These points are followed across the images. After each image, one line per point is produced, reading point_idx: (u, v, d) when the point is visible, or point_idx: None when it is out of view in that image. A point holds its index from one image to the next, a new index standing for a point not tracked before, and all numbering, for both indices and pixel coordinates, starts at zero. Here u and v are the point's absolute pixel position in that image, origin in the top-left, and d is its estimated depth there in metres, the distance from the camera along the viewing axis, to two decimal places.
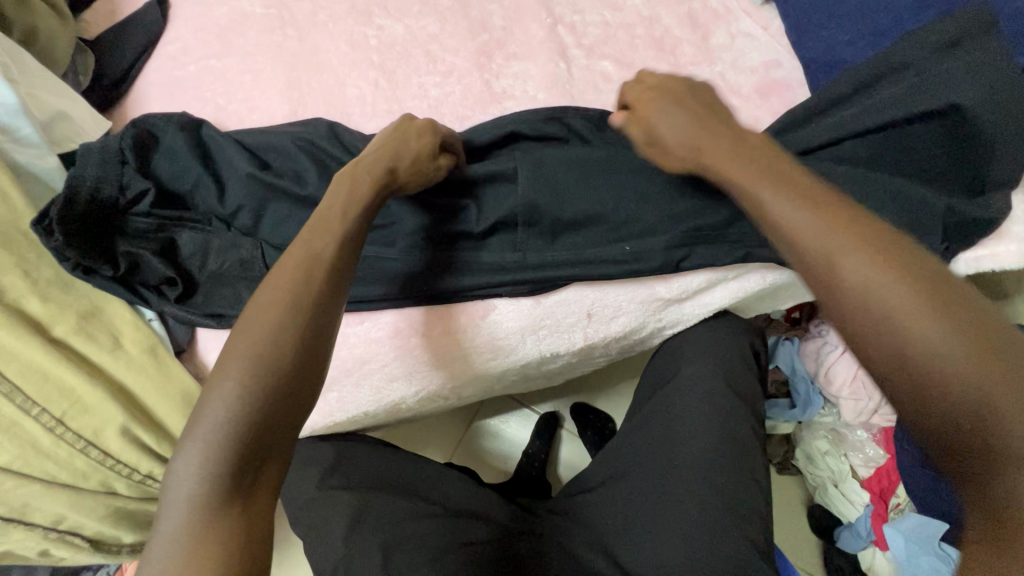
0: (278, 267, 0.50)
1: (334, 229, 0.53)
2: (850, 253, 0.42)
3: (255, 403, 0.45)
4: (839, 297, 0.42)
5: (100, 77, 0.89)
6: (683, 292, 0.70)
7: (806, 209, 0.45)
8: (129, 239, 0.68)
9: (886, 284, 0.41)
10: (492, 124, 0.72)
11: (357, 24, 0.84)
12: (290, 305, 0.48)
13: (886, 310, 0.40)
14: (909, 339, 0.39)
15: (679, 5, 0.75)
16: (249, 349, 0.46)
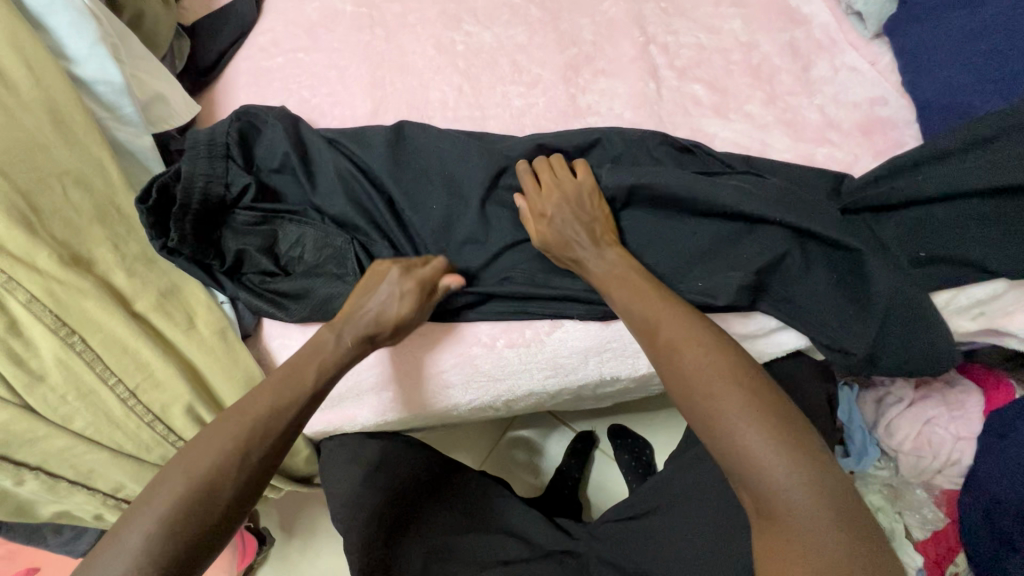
0: (241, 405, 0.56)
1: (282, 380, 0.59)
2: (726, 404, 0.49)
3: (183, 530, 0.49)
4: (724, 449, 0.49)
5: (194, 63, 0.92)
6: (766, 330, 0.65)
7: (658, 301, 0.58)
8: (237, 233, 0.72)
9: (758, 441, 0.47)
10: (585, 134, 0.70)
11: (445, 29, 0.84)
12: (240, 440, 0.54)
13: (720, 405, 0.49)
14: (766, 483, 0.46)
15: (780, 33, 0.72)
16: (187, 479, 0.51)
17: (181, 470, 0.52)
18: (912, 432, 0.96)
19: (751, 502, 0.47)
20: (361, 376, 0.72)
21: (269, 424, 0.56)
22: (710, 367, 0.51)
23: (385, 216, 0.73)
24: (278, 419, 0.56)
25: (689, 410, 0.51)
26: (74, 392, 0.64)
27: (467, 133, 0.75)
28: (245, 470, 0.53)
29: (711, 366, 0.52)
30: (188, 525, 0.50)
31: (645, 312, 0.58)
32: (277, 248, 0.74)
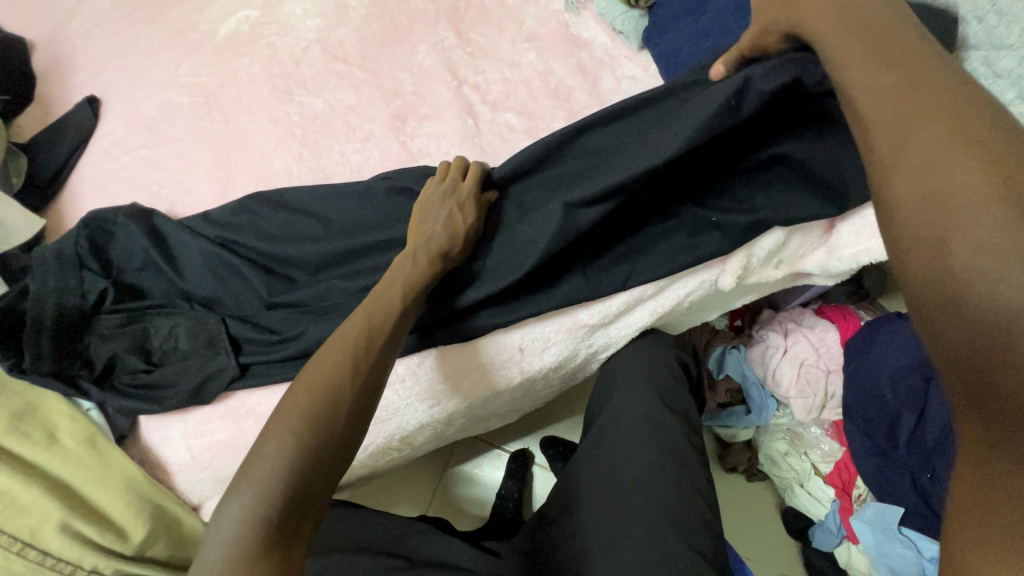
0: (337, 336, 0.57)
1: (393, 304, 0.60)
2: (968, 225, 0.35)
3: (308, 448, 0.50)
4: (912, 228, 0.37)
5: (33, 177, 0.91)
6: (605, 316, 0.73)
7: (885, 73, 0.43)
8: (104, 339, 0.73)
9: (988, 216, 0.34)
10: (421, 173, 0.75)
11: (279, 103, 0.89)
12: (347, 363, 0.55)
13: (933, 190, 0.37)
14: (971, 298, 0.33)
15: (570, 57, 0.82)
16: (303, 407, 0.52)
17: (303, 397, 0.53)
18: (794, 376, 1.06)
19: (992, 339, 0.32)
20: None
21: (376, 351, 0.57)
22: (914, 126, 0.39)
23: (246, 291, 0.76)
24: (376, 346, 0.57)
25: (899, 208, 0.39)
26: None
27: (313, 188, 0.79)
28: (353, 390, 0.54)
29: (933, 118, 0.39)
30: (316, 448, 0.51)
31: (843, 86, 0.45)
32: (145, 343, 0.74)
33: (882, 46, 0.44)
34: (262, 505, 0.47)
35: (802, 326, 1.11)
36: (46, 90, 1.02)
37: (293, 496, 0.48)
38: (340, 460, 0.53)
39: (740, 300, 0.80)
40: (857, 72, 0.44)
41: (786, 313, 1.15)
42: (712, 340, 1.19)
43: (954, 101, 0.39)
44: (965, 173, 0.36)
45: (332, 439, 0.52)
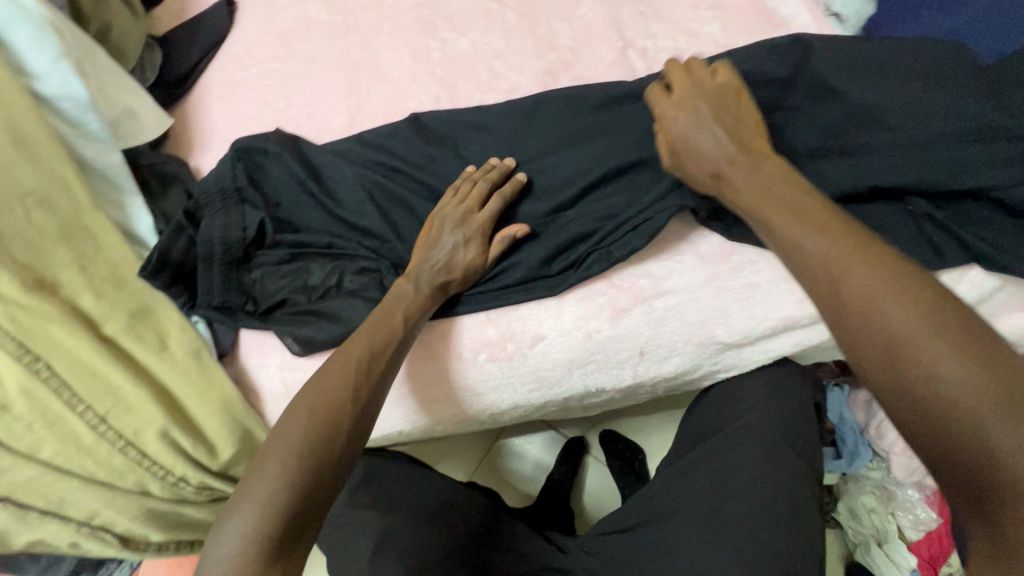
0: (344, 350, 0.59)
1: (371, 333, 0.61)
2: (930, 354, 0.40)
3: (308, 469, 0.52)
4: (878, 353, 0.43)
5: (165, 75, 0.90)
6: (745, 337, 0.65)
7: (808, 193, 0.52)
8: (268, 274, 0.72)
9: (957, 372, 0.39)
10: (587, 133, 0.71)
11: (421, 37, 0.83)
12: (350, 389, 0.57)
13: (885, 325, 0.43)
14: (952, 423, 0.38)
15: (760, 35, 0.71)
16: (307, 424, 0.55)
17: (304, 418, 0.55)
18: (902, 431, 0.97)
19: (960, 461, 0.38)
20: None
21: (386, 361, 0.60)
22: (835, 252, 0.47)
23: (380, 226, 0.72)
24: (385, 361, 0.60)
25: (862, 342, 0.43)
26: (41, 420, 0.62)
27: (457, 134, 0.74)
28: (351, 413, 0.56)
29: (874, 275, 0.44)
30: (316, 468, 0.53)
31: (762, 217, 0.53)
32: (306, 275, 0.72)
33: (782, 187, 0.53)
34: (261, 524, 0.50)
35: None
36: None
37: (288, 516, 0.51)
38: (339, 479, 0.55)
39: None
40: (747, 178, 0.55)
41: None
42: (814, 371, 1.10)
43: (920, 293, 0.43)
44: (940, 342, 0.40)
45: (332, 463, 0.54)
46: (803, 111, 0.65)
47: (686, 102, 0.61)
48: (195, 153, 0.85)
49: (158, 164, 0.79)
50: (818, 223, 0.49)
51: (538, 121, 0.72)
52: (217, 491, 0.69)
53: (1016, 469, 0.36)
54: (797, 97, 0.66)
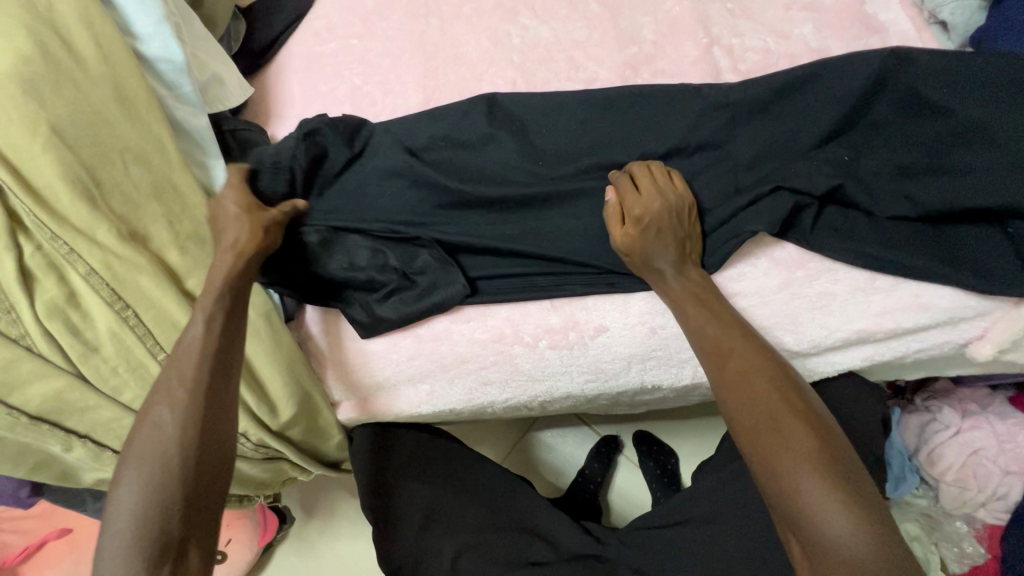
0: (163, 371, 0.57)
1: (195, 326, 0.59)
2: (794, 453, 0.50)
3: (165, 474, 0.51)
4: (753, 434, 0.53)
5: (248, 45, 0.92)
6: (815, 346, 0.64)
7: (716, 325, 0.59)
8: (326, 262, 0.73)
9: (822, 496, 0.47)
10: (665, 125, 0.69)
11: (502, 22, 0.83)
12: (181, 388, 0.55)
13: (755, 408, 0.54)
14: (812, 521, 0.47)
15: (853, 41, 0.69)
16: (145, 445, 0.53)
17: (146, 434, 0.53)
18: (958, 462, 0.93)
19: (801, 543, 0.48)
20: (416, 364, 0.73)
21: (214, 382, 0.57)
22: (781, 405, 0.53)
23: (435, 210, 0.72)
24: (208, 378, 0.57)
25: (739, 416, 0.54)
26: (125, 364, 0.65)
27: (525, 106, 0.73)
28: (192, 409, 0.55)
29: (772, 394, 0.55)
30: (174, 470, 0.52)
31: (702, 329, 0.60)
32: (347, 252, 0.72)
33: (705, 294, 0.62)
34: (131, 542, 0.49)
35: (987, 412, 0.96)
36: None
37: (163, 527, 0.50)
38: (205, 471, 0.54)
39: (963, 369, 0.68)
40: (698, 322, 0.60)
41: (967, 390, 0.99)
42: None
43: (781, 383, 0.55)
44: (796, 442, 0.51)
45: (186, 461, 0.53)
46: (895, 123, 0.64)
47: (635, 219, 0.62)
48: (272, 123, 0.88)
49: (239, 130, 0.81)
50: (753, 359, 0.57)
51: (610, 111, 0.71)
52: (272, 449, 0.73)
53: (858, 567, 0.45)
54: (881, 109, 0.64)
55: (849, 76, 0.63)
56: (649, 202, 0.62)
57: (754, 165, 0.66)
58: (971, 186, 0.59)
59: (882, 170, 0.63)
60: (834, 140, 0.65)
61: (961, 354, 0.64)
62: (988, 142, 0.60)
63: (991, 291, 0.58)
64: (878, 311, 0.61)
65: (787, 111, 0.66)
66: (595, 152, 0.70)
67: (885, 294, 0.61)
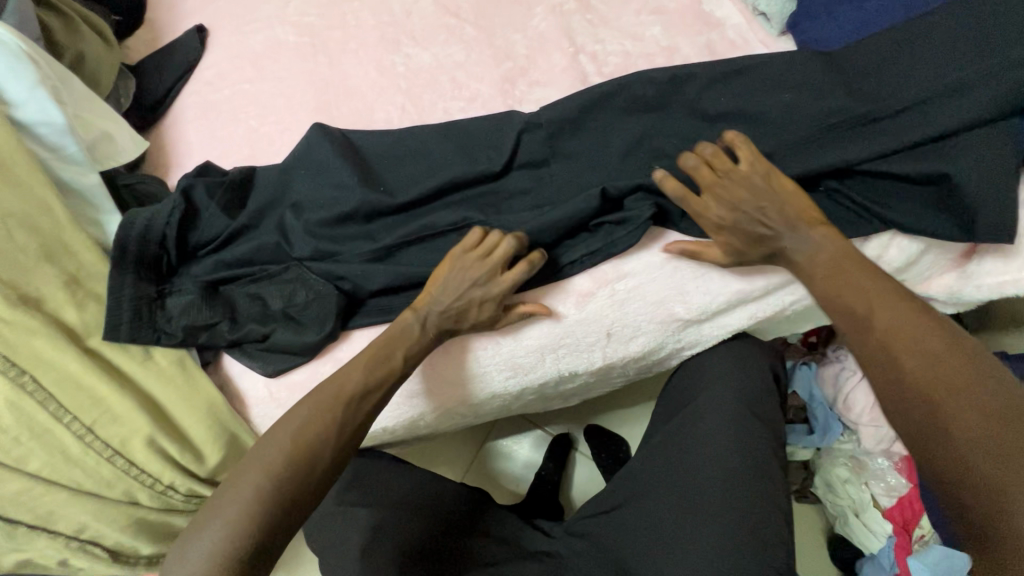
0: (314, 394, 0.63)
1: (361, 362, 0.65)
2: (926, 360, 0.51)
3: (274, 491, 0.57)
4: (891, 353, 0.53)
5: (140, 100, 0.93)
6: (702, 312, 0.70)
7: (832, 255, 0.59)
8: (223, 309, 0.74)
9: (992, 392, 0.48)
10: (530, 133, 0.73)
11: (386, 52, 0.87)
12: (334, 420, 0.62)
13: (886, 329, 0.54)
14: (950, 416, 0.48)
15: (697, 35, 0.77)
16: (276, 460, 0.58)
17: (277, 448, 0.59)
18: (870, 403, 1.01)
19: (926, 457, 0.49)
20: None
21: (347, 417, 0.63)
22: (894, 318, 0.54)
23: (324, 244, 0.75)
24: (375, 398, 0.64)
25: (866, 337, 0.55)
26: (27, 432, 0.64)
27: (406, 133, 0.78)
28: (328, 438, 0.61)
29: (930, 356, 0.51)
30: (280, 487, 0.57)
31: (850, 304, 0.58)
32: (241, 297, 0.75)
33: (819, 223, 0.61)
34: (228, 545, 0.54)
35: None
36: (156, 15, 1.03)
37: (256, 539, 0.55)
38: (306, 492, 0.59)
39: None
40: (807, 256, 0.60)
41: None
42: (784, 351, 1.15)
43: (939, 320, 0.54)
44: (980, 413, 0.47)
45: (295, 484, 0.58)
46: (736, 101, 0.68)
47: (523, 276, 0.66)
48: (172, 174, 0.89)
49: (136, 185, 0.81)
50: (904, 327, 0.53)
51: (484, 128, 0.76)
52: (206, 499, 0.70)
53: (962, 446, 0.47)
54: (722, 94, 0.69)
55: (685, 71, 0.70)
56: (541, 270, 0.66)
57: (611, 157, 0.71)
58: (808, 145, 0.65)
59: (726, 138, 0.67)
60: (681, 124, 0.70)
61: None
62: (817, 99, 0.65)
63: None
64: (747, 272, 0.68)
65: (637, 108, 0.71)
66: (471, 165, 0.74)
67: None
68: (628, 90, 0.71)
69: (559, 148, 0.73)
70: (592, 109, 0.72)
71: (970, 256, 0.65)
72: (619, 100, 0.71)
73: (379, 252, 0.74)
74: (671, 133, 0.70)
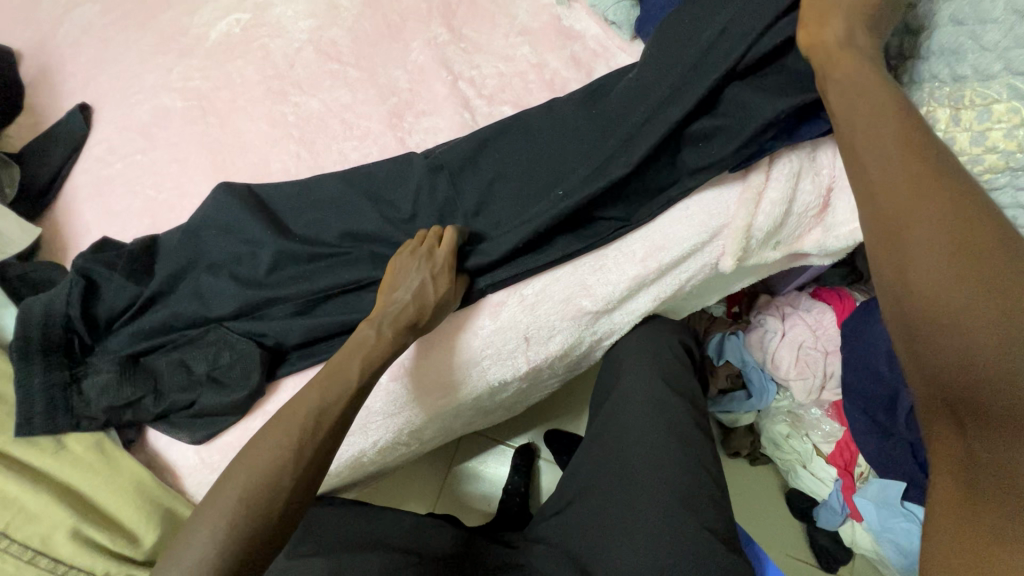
0: (299, 401, 0.61)
1: (343, 366, 0.63)
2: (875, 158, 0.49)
3: (245, 508, 0.55)
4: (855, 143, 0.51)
5: (25, 187, 0.90)
6: (608, 302, 0.74)
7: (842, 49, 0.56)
8: (144, 382, 0.72)
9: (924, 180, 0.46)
10: (431, 166, 0.75)
11: (275, 104, 0.89)
12: (308, 421, 0.59)
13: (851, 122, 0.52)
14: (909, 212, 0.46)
15: (562, 50, 0.84)
16: (248, 474, 0.56)
17: (252, 462, 0.57)
18: (793, 359, 1.07)
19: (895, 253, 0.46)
20: None
21: (330, 410, 0.61)
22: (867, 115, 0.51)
23: (236, 301, 0.74)
24: (329, 423, 0.60)
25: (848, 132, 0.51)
26: None
27: (304, 181, 0.80)
28: (310, 441, 0.59)
29: (899, 171, 0.47)
30: (258, 502, 0.55)
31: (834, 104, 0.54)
32: (160, 367, 0.73)
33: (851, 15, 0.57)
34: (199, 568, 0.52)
35: (800, 310, 1.13)
36: (36, 100, 1.01)
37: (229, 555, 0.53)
38: (291, 498, 0.57)
39: (739, 284, 0.82)
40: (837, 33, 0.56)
41: (783, 297, 1.17)
42: (712, 326, 1.21)
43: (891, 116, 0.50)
44: (944, 250, 0.43)
45: (274, 495, 0.56)
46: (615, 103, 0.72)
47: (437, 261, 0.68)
48: (71, 256, 0.86)
49: (29, 273, 0.79)
50: (872, 128, 0.50)
51: (383, 168, 0.78)
52: None
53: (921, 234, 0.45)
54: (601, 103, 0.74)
55: (569, 97, 0.76)
56: (449, 252, 0.69)
57: (506, 184, 0.75)
58: (657, 121, 0.68)
59: (602, 147, 0.72)
60: (555, 137, 0.74)
61: (719, 272, 0.77)
62: (676, 87, 0.68)
63: (712, 216, 0.71)
64: (643, 262, 0.72)
65: (526, 131, 0.76)
66: (374, 205, 0.76)
67: (640, 244, 0.72)
68: (520, 119, 0.76)
69: (462, 176, 0.75)
70: (487, 139, 0.75)
71: (829, 202, 0.71)
72: (510, 128, 0.76)
73: (300, 300, 0.74)
74: (563, 151, 0.74)
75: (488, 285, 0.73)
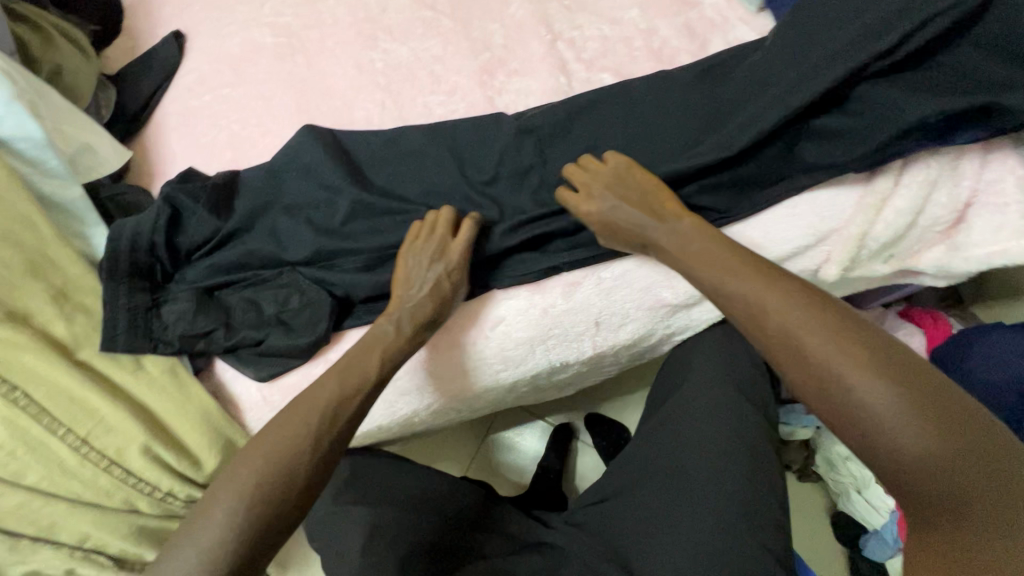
0: (357, 356, 0.64)
1: (400, 333, 0.65)
2: (801, 338, 0.51)
3: (293, 451, 0.58)
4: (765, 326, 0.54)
5: (119, 110, 0.92)
6: (690, 297, 0.70)
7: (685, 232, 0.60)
8: (217, 315, 0.74)
9: (842, 363, 0.49)
10: (521, 131, 0.72)
11: (364, 49, 0.86)
12: (365, 379, 0.63)
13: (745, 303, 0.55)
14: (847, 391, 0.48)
15: (674, 17, 0.77)
16: (298, 419, 0.60)
17: (304, 409, 0.60)
18: None
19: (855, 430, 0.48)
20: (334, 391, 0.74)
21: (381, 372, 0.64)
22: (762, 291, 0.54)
23: (312, 248, 0.74)
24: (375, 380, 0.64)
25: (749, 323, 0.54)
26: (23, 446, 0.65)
27: (387, 132, 0.78)
28: (356, 400, 0.62)
29: (833, 349, 0.50)
30: (303, 447, 0.59)
31: (712, 285, 0.58)
32: (234, 303, 0.75)
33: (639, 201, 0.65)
34: (240, 505, 0.55)
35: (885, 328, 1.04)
36: (134, 24, 1.02)
37: (266, 497, 0.56)
38: (326, 452, 0.60)
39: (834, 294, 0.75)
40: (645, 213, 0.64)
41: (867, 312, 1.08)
42: None
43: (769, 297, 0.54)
44: (917, 430, 0.45)
45: (319, 445, 0.59)
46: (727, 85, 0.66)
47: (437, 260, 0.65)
48: (156, 183, 0.89)
49: (120, 195, 0.81)
50: (803, 304, 0.53)
51: (470, 128, 0.75)
52: None
53: (871, 409, 0.47)
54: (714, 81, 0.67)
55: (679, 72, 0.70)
56: (455, 248, 0.66)
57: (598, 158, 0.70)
58: (778, 107, 0.61)
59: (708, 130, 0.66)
60: (657, 113, 0.69)
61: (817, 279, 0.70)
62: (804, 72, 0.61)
63: (823, 217, 0.64)
64: None
65: (627, 104, 0.70)
66: (456, 165, 0.74)
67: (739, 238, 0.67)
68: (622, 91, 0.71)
69: (552, 145, 0.72)
70: (584, 110, 0.71)
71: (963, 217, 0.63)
72: (609, 100, 0.71)
73: (373, 254, 0.73)
74: (665, 128, 0.68)
75: (568, 264, 0.69)
